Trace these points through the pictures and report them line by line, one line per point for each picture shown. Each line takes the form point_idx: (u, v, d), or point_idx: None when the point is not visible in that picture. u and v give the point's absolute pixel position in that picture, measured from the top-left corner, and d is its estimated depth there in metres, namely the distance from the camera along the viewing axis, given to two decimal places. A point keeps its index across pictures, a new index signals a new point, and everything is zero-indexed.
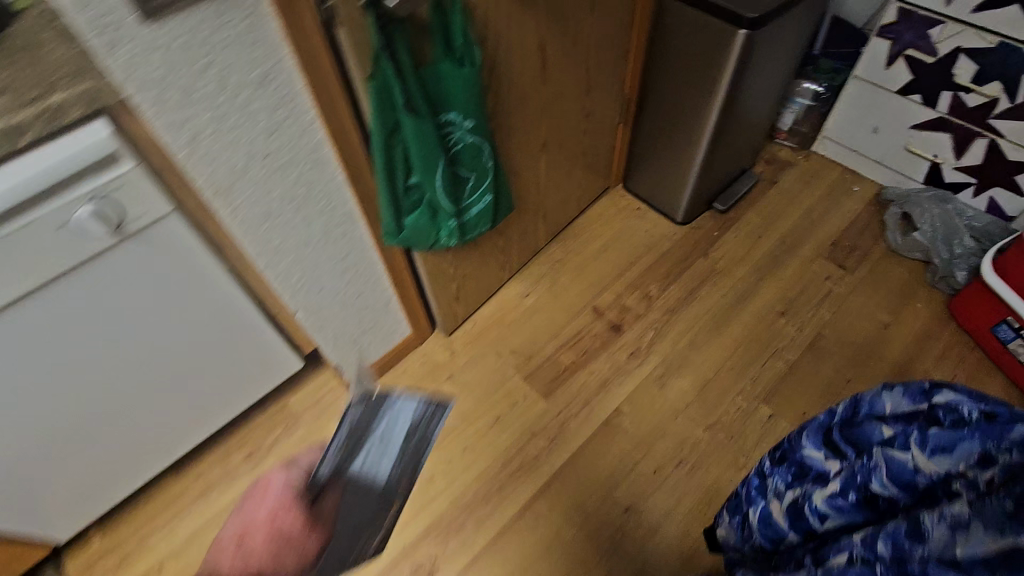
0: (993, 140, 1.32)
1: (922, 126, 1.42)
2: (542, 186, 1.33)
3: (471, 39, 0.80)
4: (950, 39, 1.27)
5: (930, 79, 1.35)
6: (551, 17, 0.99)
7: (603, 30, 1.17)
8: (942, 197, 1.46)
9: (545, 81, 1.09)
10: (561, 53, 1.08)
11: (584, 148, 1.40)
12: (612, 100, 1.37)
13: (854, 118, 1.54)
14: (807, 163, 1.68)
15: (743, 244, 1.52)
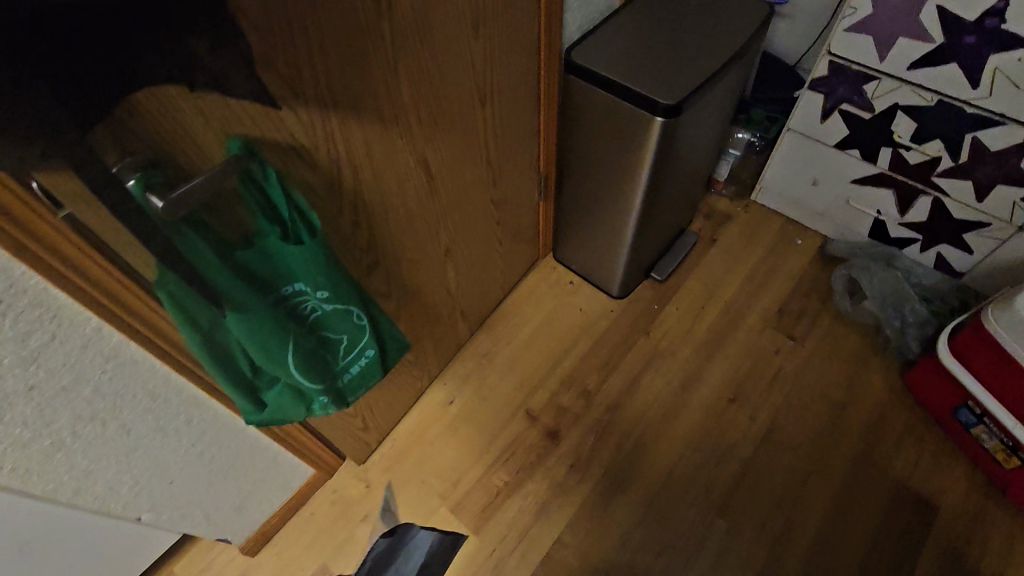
0: (938, 198, 1.23)
1: (862, 181, 1.32)
2: (454, 289, 1.16)
3: (304, 202, 0.61)
4: (886, 95, 1.15)
5: (867, 134, 1.24)
6: (428, 129, 0.82)
7: (504, 121, 1.00)
8: (888, 254, 1.37)
9: (435, 193, 0.91)
10: (452, 159, 0.91)
11: (501, 236, 1.24)
12: (527, 181, 1.21)
13: (793, 171, 1.43)
14: (747, 215, 1.57)
15: (686, 317, 1.40)
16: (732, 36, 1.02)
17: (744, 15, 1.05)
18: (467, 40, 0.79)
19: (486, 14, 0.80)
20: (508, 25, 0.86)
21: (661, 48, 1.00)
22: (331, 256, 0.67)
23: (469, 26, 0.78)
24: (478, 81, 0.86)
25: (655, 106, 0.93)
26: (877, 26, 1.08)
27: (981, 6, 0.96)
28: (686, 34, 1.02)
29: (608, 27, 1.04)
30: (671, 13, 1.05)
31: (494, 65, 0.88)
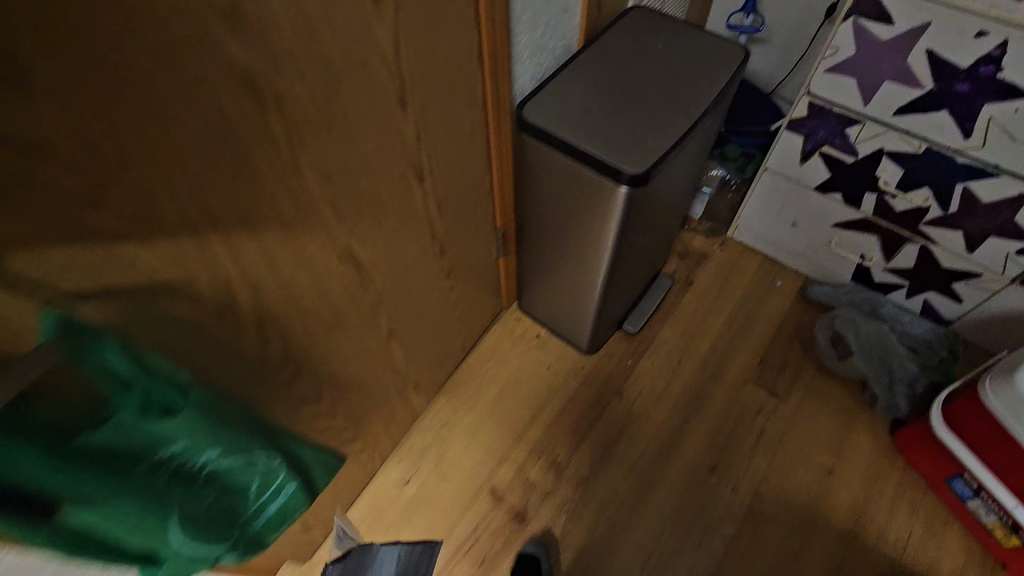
0: (925, 245, 1.15)
1: (845, 225, 1.23)
2: (403, 366, 1.04)
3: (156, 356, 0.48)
4: (870, 140, 1.06)
5: (851, 178, 1.15)
6: (351, 221, 0.69)
7: (449, 190, 0.87)
8: (872, 299, 1.29)
9: (366, 282, 0.79)
10: (386, 243, 0.78)
11: (455, 300, 1.11)
12: (483, 241, 1.09)
13: (771, 212, 1.34)
14: (724, 254, 1.47)
15: (660, 373, 1.30)
16: (703, 89, 0.91)
17: (718, 65, 0.94)
18: (391, 117, 0.66)
19: (416, 84, 0.67)
20: (445, 91, 0.74)
21: (623, 103, 0.89)
22: (215, 404, 0.53)
23: (392, 101, 0.65)
24: (411, 157, 0.74)
25: (619, 174, 0.82)
26: (861, 68, 0.98)
27: (975, 52, 0.86)
28: (651, 87, 0.91)
29: (564, 78, 0.92)
30: (634, 61, 0.95)
31: (431, 136, 0.76)
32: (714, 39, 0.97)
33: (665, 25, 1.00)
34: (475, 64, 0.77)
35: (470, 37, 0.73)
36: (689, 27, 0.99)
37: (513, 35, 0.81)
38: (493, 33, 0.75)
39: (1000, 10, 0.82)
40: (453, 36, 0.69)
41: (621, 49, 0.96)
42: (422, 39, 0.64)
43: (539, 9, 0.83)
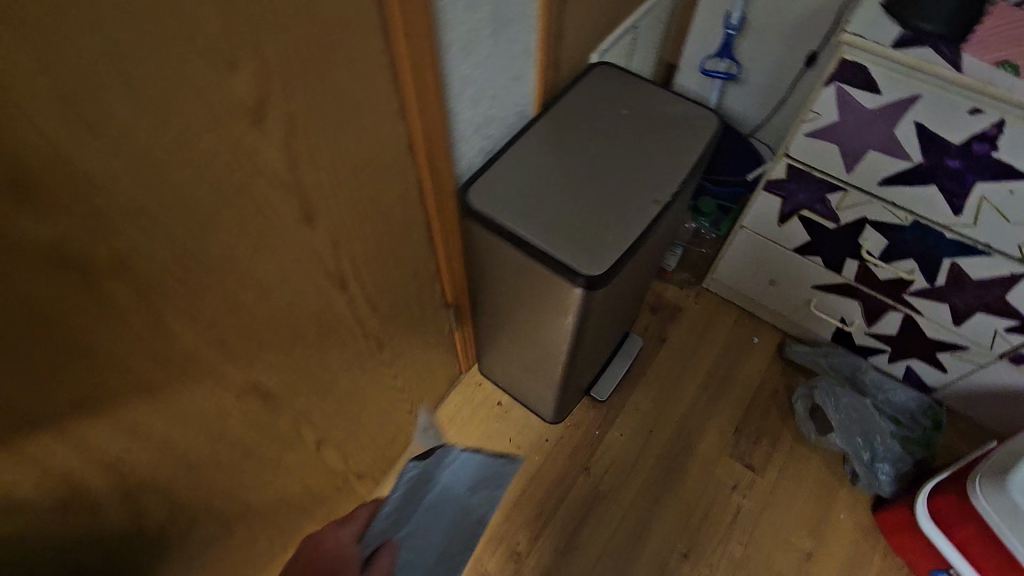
0: (909, 314, 1.07)
1: (825, 288, 1.15)
2: (343, 464, 0.94)
3: None
4: (853, 208, 0.98)
5: (831, 243, 1.06)
6: (247, 357, 0.57)
7: (385, 284, 0.77)
8: (853, 364, 1.21)
9: (280, 406, 0.67)
10: (303, 360, 0.67)
11: (403, 383, 1.01)
12: (432, 320, 0.98)
13: (748, 268, 1.25)
14: (698, 307, 1.39)
15: (631, 443, 1.22)
16: (671, 164, 0.80)
17: (688, 136, 0.83)
18: (294, 237, 0.55)
19: (327, 194, 0.56)
20: (371, 188, 0.63)
21: (582, 182, 0.78)
22: None
23: (294, 220, 0.54)
24: (330, 267, 0.63)
25: (575, 272, 0.71)
26: (844, 135, 0.89)
27: (969, 129, 0.78)
28: (614, 162, 0.80)
29: (516, 152, 0.81)
30: (595, 131, 0.84)
31: (354, 240, 0.65)
32: (683, 103, 0.87)
33: (630, 88, 0.89)
34: (407, 153, 0.66)
35: (400, 128, 0.62)
36: (656, 89, 0.89)
37: (455, 115, 0.70)
38: (428, 118, 0.64)
39: (996, 88, 0.73)
40: (374, 132, 0.58)
41: (580, 116, 0.86)
42: (331, 145, 0.53)
43: (483, 83, 0.72)
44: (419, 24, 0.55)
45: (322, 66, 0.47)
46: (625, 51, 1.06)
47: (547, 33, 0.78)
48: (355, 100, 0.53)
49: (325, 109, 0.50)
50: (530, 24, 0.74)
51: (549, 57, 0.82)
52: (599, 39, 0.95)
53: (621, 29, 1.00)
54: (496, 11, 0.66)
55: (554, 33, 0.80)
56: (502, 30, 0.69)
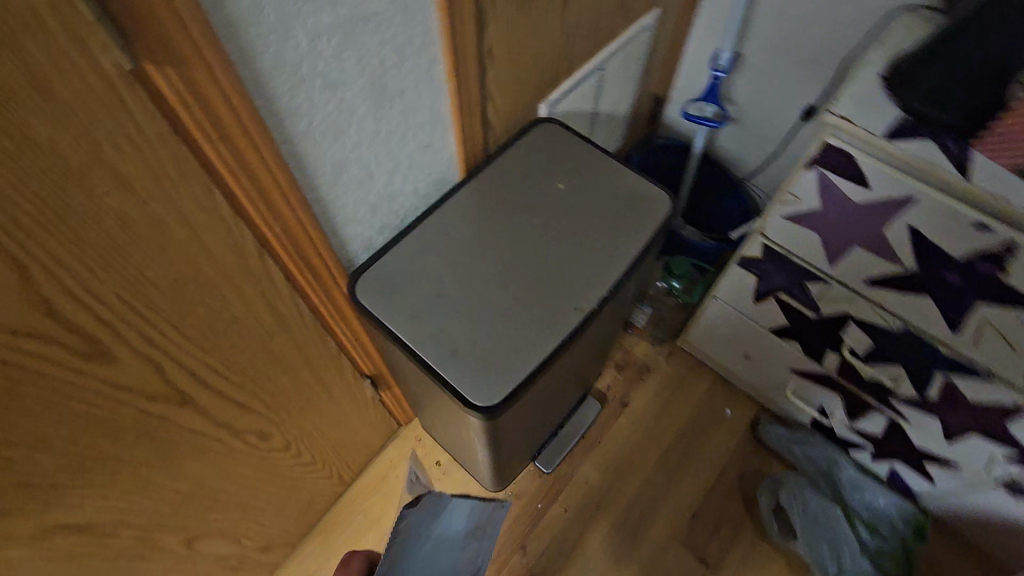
0: (895, 419, 0.93)
1: (804, 374, 1.02)
2: (232, 547, 0.86)
3: None
4: (834, 302, 0.84)
5: (810, 332, 0.92)
6: (31, 506, 0.48)
7: (256, 383, 0.67)
8: (829, 458, 1.08)
9: (107, 532, 0.59)
10: (136, 480, 0.58)
11: (311, 457, 0.92)
12: (344, 393, 0.88)
13: (722, 338, 1.13)
14: (668, 369, 1.26)
15: (573, 523, 1.12)
16: (604, 259, 0.67)
17: (632, 221, 0.70)
18: (76, 378, 0.45)
19: (126, 324, 0.46)
20: (207, 299, 0.52)
21: (496, 277, 0.67)
22: None
23: (69, 362, 0.44)
24: (155, 389, 0.53)
25: (464, 400, 0.60)
26: (826, 225, 0.75)
27: (972, 244, 0.63)
28: (538, 253, 0.68)
29: (425, 233, 0.69)
30: (524, 208, 0.72)
31: (189, 356, 0.55)
32: (633, 178, 0.74)
33: (575, 153, 0.76)
34: (260, 254, 0.55)
35: (240, 232, 0.51)
36: (605, 157, 0.76)
37: (330, 202, 0.59)
38: (283, 215, 0.53)
39: None
40: (192, 246, 0.47)
41: (508, 188, 0.73)
42: (115, 275, 0.43)
43: (374, 162, 0.61)
44: (239, 125, 0.44)
45: (68, 198, 0.37)
46: (587, 97, 0.93)
47: (464, 98, 0.65)
48: (149, 221, 0.43)
49: (93, 240, 0.40)
50: (437, 90, 0.62)
51: (471, 122, 0.70)
52: (547, 91, 0.81)
53: (579, 76, 0.86)
54: (375, 86, 0.54)
55: (474, 96, 0.67)
56: (390, 104, 0.57)
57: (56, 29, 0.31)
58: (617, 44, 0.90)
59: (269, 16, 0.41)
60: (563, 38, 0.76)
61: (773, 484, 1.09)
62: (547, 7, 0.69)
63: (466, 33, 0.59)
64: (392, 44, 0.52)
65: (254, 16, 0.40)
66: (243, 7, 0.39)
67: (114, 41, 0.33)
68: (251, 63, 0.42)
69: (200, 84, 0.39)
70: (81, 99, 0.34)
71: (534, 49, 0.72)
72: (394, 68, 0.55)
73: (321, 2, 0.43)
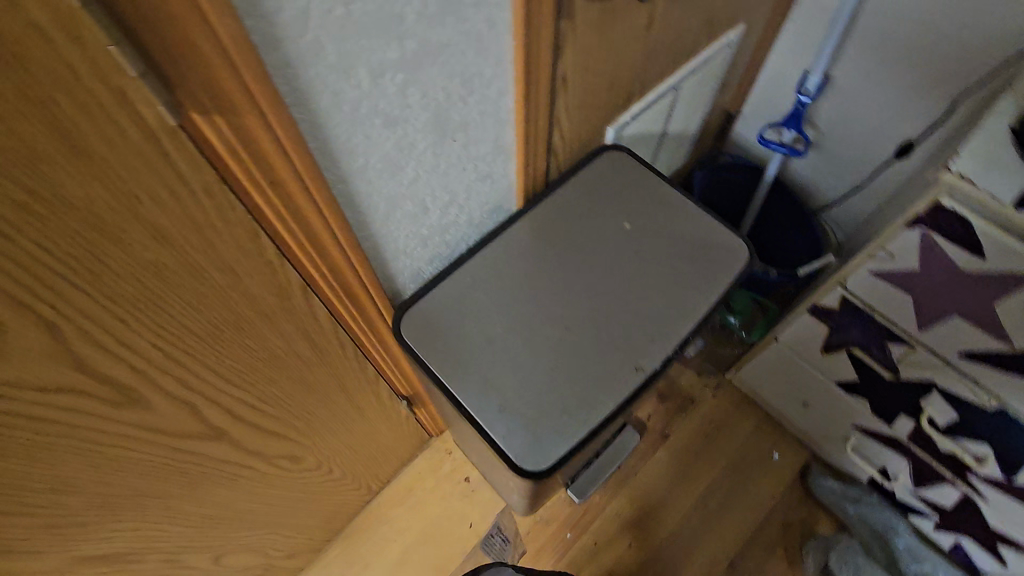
0: (970, 495, 0.85)
1: (868, 432, 0.94)
2: (257, 557, 0.85)
3: None
4: (918, 369, 0.75)
5: (883, 392, 0.84)
6: (57, 544, 0.47)
7: (292, 412, 0.64)
8: (886, 522, 1.02)
9: (134, 557, 0.57)
10: (165, 510, 0.56)
11: (341, 472, 0.90)
12: (378, 414, 0.85)
13: (778, 380, 1.05)
14: (715, 403, 1.19)
15: (602, 556, 1.07)
16: (670, 314, 0.62)
17: (704, 273, 0.64)
18: (108, 424, 0.42)
19: (162, 371, 0.43)
20: (245, 340, 0.49)
21: (551, 325, 0.62)
22: None
23: (99, 412, 0.41)
24: (188, 428, 0.50)
25: (509, 461, 0.56)
26: (922, 289, 0.68)
27: None
28: (598, 300, 0.63)
29: (479, 269, 0.65)
30: (585, 248, 0.67)
31: (225, 394, 0.52)
32: (706, 223, 0.68)
33: (644, 189, 0.71)
34: (305, 292, 0.51)
35: (284, 274, 0.47)
36: (677, 196, 0.70)
37: (381, 238, 0.55)
38: (330, 255, 0.49)
39: None
40: (235, 290, 0.44)
41: (569, 223, 0.68)
42: (152, 326, 0.40)
43: (431, 195, 0.56)
44: (290, 169, 0.39)
45: (102, 254, 0.33)
46: (658, 117, 0.85)
47: (530, 127, 0.60)
48: (190, 271, 0.39)
49: (129, 295, 0.36)
50: (503, 120, 0.57)
51: (535, 150, 0.64)
52: (618, 112, 0.74)
53: (652, 96, 0.78)
54: (439, 120, 0.49)
55: (542, 124, 0.61)
56: (453, 137, 0.52)
57: (94, 84, 0.27)
58: (696, 62, 0.82)
59: (331, 55, 0.36)
60: (642, 57, 0.69)
61: (824, 544, 1.04)
62: (630, 28, 0.62)
63: (541, 60, 0.53)
64: (460, 76, 0.47)
65: (314, 55, 0.35)
66: (303, 47, 0.34)
67: (158, 92, 0.29)
68: (308, 106, 0.38)
69: (251, 131, 0.35)
70: (118, 154, 0.30)
71: (609, 71, 0.65)
72: (460, 101, 0.49)
73: (388, 38, 0.39)
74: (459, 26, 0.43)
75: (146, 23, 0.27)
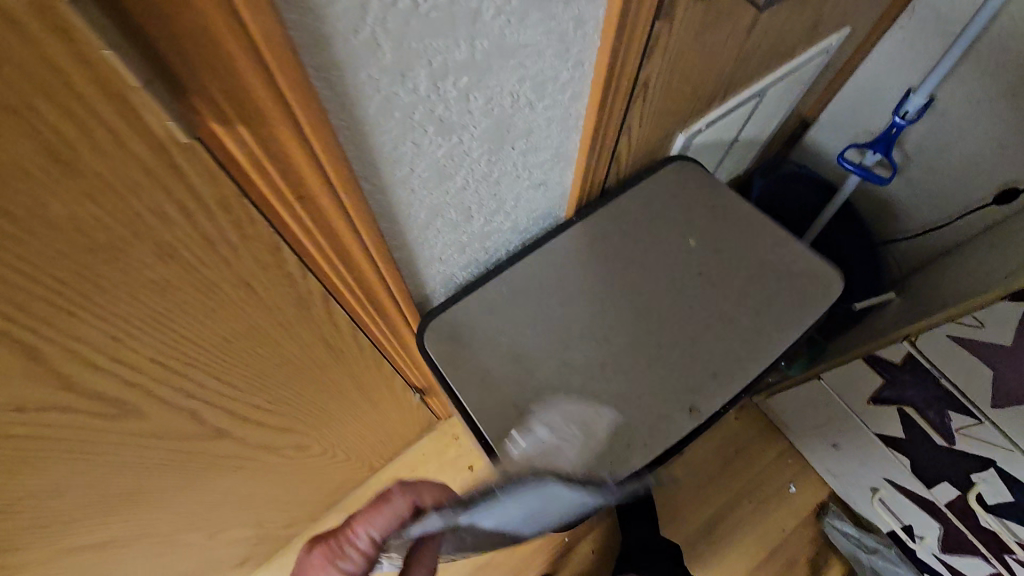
0: (1002, 573, 0.80)
1: (901, 488, 0.88)
2: (252, 531, 0.82)
3: None
4: (976, 443, 0.69)
5: (929, 456, 0.78)
6: (40, 539, 0.44)
7: (301, 407, 0.59)
8: None
9: (124, 541, 0.55)
10: (157, 500, 0.53)
11: (346, 454, 0.86)
12: (390, 405, 0.81)
13: (810, 416, 0.99)
14: (737, 426, 1.13)
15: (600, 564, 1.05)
16: (737, 348, 0.55)
17: (779, 305, 0.57)
18: (99, 433, 0.38)
19: (159, 382, 0.38)
20: (256, 349, 0.44)
21: (601, 350, 0.56)
22: None
23: (88, 423, 0.37)
24: (187, 430, 0.46)
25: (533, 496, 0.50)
26: (1009, 366, 0.61)
27: None
28: (657, 328, 0.57)
29: (521, 277, 0.59)
30: (649, 269, 0.60)
31: (231, 399, 0.47)
32: (789, 249, 0.61)
33: (717, 209, 0.64)
34: (328, 302, 0.45)
35: (306, 286, 0.41)
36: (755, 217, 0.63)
37: (419, 244, 0.49)
38: (359, 267, 0.44)
39: None
40: (248, 303, 0.38)
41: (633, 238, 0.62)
42: (151, 341, 0.34)
43: (478, 204, 0.50)
44: (321, 185, 0.33)
45: (94, 274, 0.28)
46: (733, 125, 0.76)
47: (600, 136, 0.52)
48: (199, 286, 0.34)
49: (127, 313, 0.31)
50: (572, 126, 0.49)
51: (598, 158, 0.57)
52: (693, 118, 0.65)
53: (735, 101, 0.69)
54: (502, 127, 0.42)
55: (612, 132, 0.53)
56: (513, 144, 0.45)
57: (87, 91, 0.20)
58: (788, 67, 0.72)
59: (388, 55, 0.29)
60: (734, 62, 0.60)
61: None
62: (731, 30, 0.53)
63: (626, 69, 0.45)
64: (532, 80, 0.40)
65: (369, 54, 0.29)
66: (354, 45, 0.28)
67: (167, 101, 0.23)
68: (353, 112, 0.31)
69: (281, 143, 0.29)
70: (115, 168, 0.24)
71: (696, 77, 0.57)
72: (528, 107, 0.42)
73: (459, 36, 0.32)
74: (542, 23, 0.35)
75: (153, 20, 0.20)
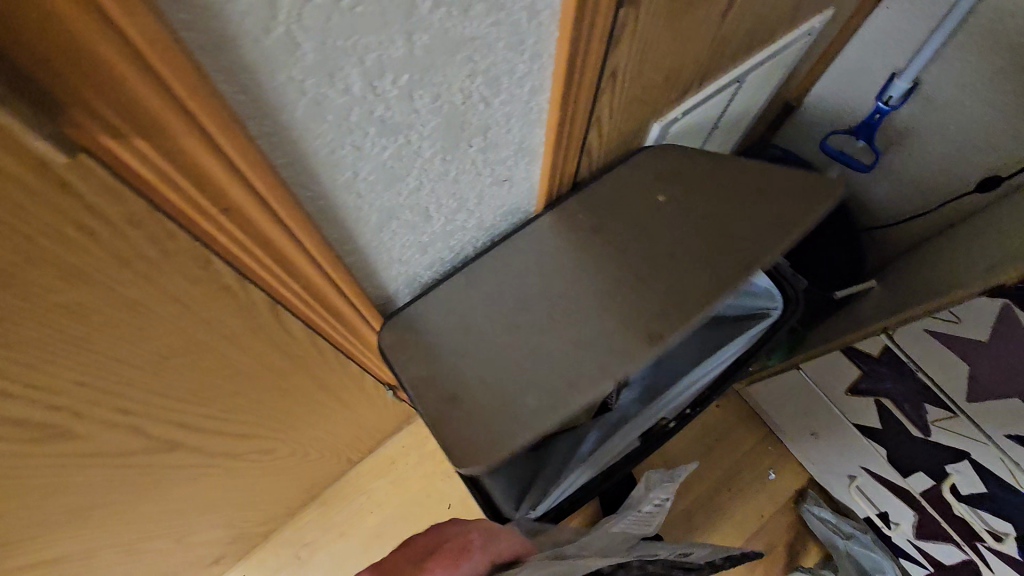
0: (974, 560, 0.81)
1: (878, 477, 0.88)
2: (225, 531, 0.81)
3: None
4: (952, 436, 0.69)
5: (905, 447, 0.78)
6: None
7: (262, 414, 0.57)
8: (875, 562, 0.99)
9: (77, 556, 0.53)
10: (110, 514, 0.51)
11: (320, 452, 0.84)
12: (362, 402, 0.79)
13: (789, 404, 0.99)
14: (718, 413, 1.13)
15: None
16: (708, 291, 0.51)
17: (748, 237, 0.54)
18: (27, 459, 0.36)
19: (90, 404, 0.36)
20: (198, 364, 0.41)
21: (562, 311, 0.53)
22: None
23: (12, 450, 0.34)
24: (131, 446, 0.44)
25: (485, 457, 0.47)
26: (985, 361, 0.60)
27: None
28: (625, 281, 0.54)
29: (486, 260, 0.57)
30: (623, 230, 0.57)
31: (180, 413, 0.45)
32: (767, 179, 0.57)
33: (705, 164, 0.60)
34: (276, 311, 0.43)
35: (248, 297, 0.39)
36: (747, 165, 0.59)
37: (372, 246, 0.46)
38: (306, 276, 0.41)
39: None
40: (183, 319, 0.36)
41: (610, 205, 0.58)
42: (72, 364, 0.32)
43: (436, 204, 0.47)
44: (248, 197, 0.30)
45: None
46: (712, 111, 0.73)
47: (565, 130, 0.49)
48: (121, 306, 0.31)
49: (37, 340, 0.29)
50: (533, 120, 0.46)
51: (566, 153, 0.54)
52: (668, 106, 0.62)
53: (713, 88, 0.67)
54: (454, 126, 0.39)
55: (579, 126, 0.51)
56: (468, 141, 0.42)
57: None
58: (768, 50, 0.69)
59: (309, 56, 0.27)
60: (709, 48, 0.57)
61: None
62: (704, 14, 0.50)
63: (588, 62, 0.42)
64: (483, 75, 0.37)
65: (287, 55, 0.26)
66: (266, 46, 0.25)
67: (40, 118, 0.20)
68: (275, 117, 0.28)
69: (195, 155, 0.26)
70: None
71: (669, 65, 0.54)
72: (482, 104, 0.39)
73: (392, 32, 0.29)
74: (488, 14, 0.33)
75: (7, 27, 0.18)
